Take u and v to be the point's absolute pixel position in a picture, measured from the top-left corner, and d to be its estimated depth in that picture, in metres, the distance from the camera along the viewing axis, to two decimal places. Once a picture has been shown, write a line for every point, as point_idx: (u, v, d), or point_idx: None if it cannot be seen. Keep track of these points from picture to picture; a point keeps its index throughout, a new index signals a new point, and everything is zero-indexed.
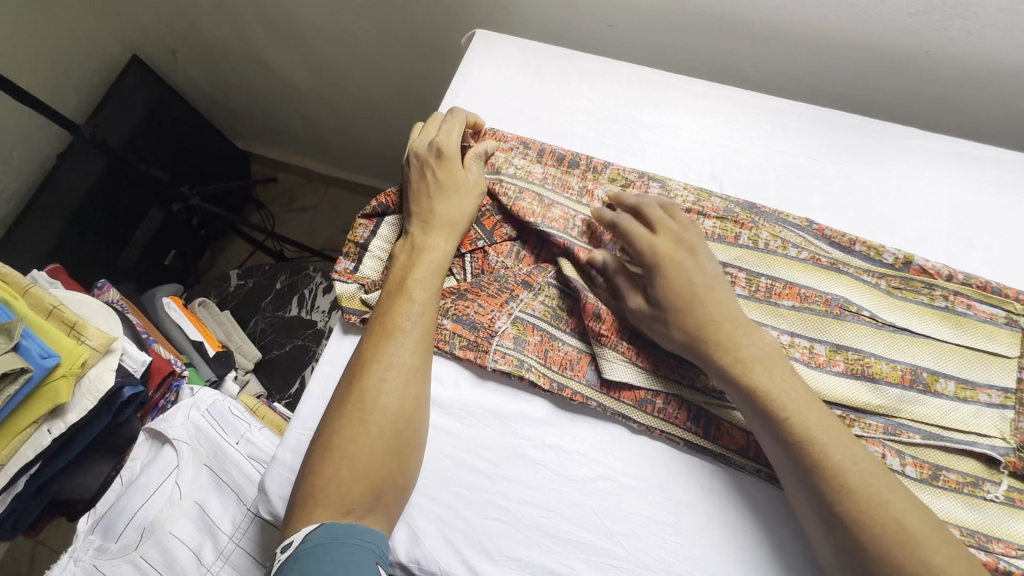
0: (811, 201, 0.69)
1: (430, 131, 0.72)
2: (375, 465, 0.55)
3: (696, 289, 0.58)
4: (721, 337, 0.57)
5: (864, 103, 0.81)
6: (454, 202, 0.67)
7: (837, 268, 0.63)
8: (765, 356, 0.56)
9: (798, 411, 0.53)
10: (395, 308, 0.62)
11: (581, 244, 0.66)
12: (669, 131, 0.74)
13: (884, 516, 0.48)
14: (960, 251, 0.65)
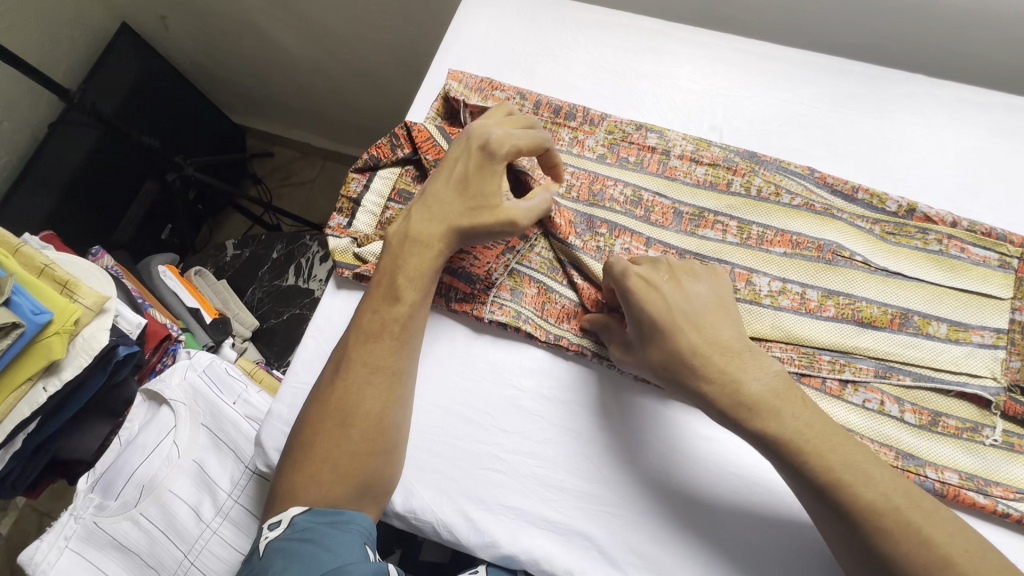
0: (813, 150, 0.68)
1: (498, 126, 0.61)
2: (361, 466, 0.54)
3: (676, 320, 0.52)
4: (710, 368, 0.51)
5: (872, 53, 0.78)
6: (473, 207, 0.59)
7: (831, 214, 0.62)
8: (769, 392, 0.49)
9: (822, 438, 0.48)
10: (377, 306, 0.60)
11: (568, 206, 0.66)
12: (669, 82, 0.73)
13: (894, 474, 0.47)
14: (965, 197, 0.64)
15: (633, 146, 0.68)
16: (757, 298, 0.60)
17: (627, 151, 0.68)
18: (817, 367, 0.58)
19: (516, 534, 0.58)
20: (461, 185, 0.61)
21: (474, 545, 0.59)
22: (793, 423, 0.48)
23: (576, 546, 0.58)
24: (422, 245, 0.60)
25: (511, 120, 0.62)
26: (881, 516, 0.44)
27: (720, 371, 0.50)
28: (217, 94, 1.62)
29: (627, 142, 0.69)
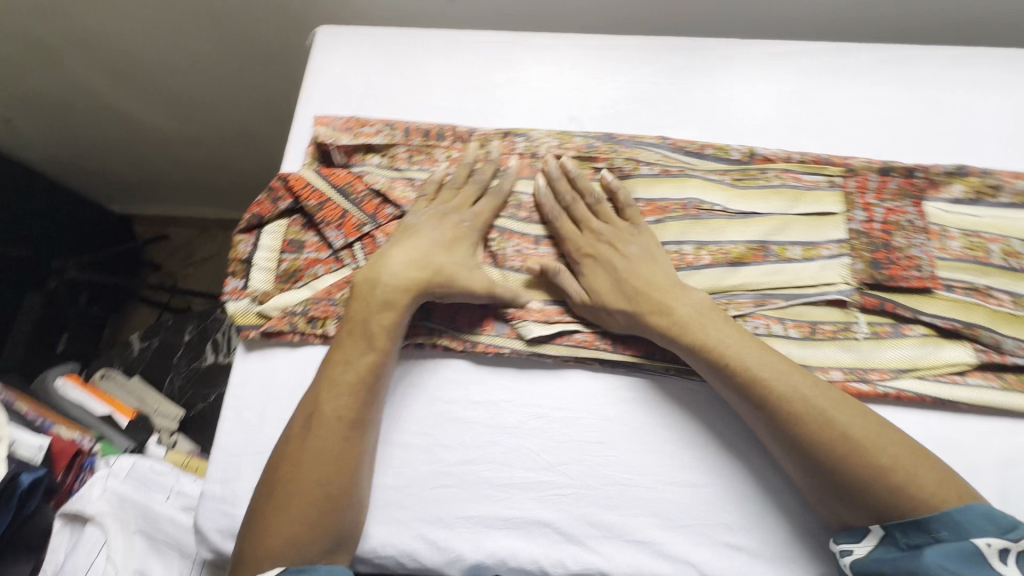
0: (661, 121, 0.75)
1: (447, 200, 0.69)
2: (332, 511, 0.55)
3: (633, 264, 0.64)
4: (651, 304, 0.61)
5: (693, 27, 0.87)
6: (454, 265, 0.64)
7: (685, 174, 0.70)
8: (697, 314, 0.60)
9: (768, 371, 0.56)
10: (348, 359, 0.60)
11: None
12: (524, 86, 0.78)
13: (814, 412, 0.54)
14: (792, 133, 0.73)
15: (504, 154, 0.73)
16: None
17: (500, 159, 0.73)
18: None
19: (479, 540, 0.60)
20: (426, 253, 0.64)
21: (439, 564, 0.60)
22: (717, 334, 0.59)
23: (537, 534, 0.60)
24: (394, 297, 0.61)
25: (468, 196, 0.68)
26: (786, 410, 0.55)
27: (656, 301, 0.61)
28: (90, 186, 1.53)
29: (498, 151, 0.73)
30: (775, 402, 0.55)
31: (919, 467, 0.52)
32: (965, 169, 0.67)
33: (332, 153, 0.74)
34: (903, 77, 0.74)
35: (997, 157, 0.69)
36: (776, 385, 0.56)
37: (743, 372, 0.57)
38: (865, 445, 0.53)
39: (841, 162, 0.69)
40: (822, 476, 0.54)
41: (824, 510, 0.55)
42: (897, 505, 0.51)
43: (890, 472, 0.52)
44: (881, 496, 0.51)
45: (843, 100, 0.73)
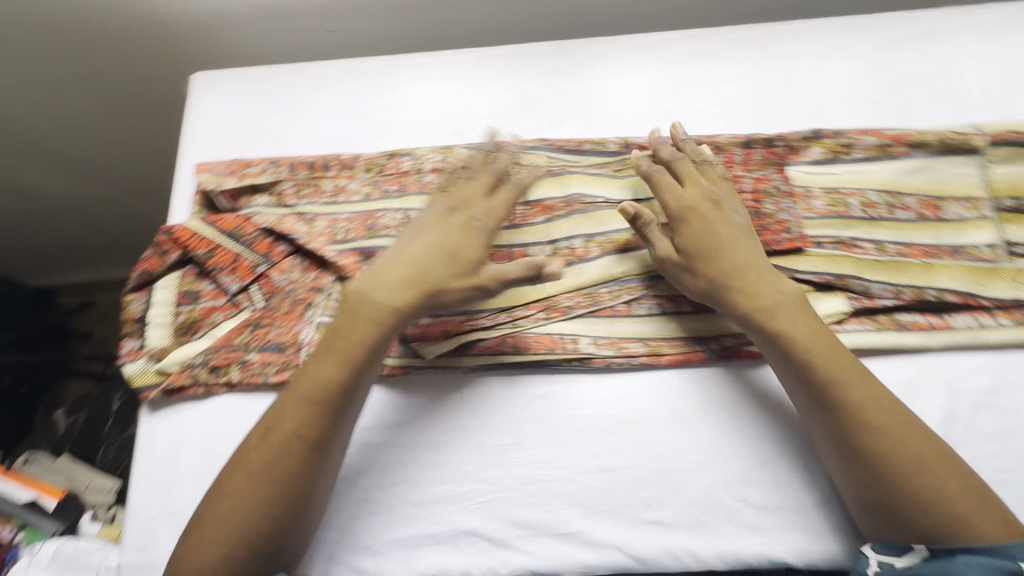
0: (540, 123, 0.77)
1: (460, 193, 0.67)
2: (272, 532, 0.54)
3: (716, 236, 0.64)
4: (732, 268, 0.63)
5: (565, 29, 0.91)
6: (456, 260, 0.63)
7: (566, 173, 0.72)
8: (789, 302, 0.61)
9: (841, 372, 0.58)
10: (315, 378, 0.58)
11: (342, 251, 0.70)
12: (404, 106, 0.79)
13: (892, 420, 0.56)
14: (663, 119, 0.76)
15: (391, 176, 0.74)
16: None
17: (388, 181, 0.74)
18: (602, 300, 0.67)
19: (409, 561, 0.60)
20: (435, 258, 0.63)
21: None
22: (792, 325, 0.60)
23: (466, 545, 0.60)
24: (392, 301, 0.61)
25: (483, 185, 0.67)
26: (861, 411, 0.56)
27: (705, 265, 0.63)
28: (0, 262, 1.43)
29: (385, 174, 0.74)
30: (846, 403, 0.56)
31: (976, 495, 0.53)
32: (819, 132, 0.72)
33: (218, 199, 0.73)
34: (759, 54, 0.78)
35: (849, 117, 0.75)
36: (853, 387, 0.57)
37: (817, 366, 0.58)
38: (930, 454, 0.54)
39: (708, 140, 0.73)
40: (881, 476, 0.54)
41: (868, 521, 0.56)
42: (947, 521, 0.52)
43: (948, 488, 0.53)
44: (935, 511, 0.53)
45: (706, 81, 0.78)
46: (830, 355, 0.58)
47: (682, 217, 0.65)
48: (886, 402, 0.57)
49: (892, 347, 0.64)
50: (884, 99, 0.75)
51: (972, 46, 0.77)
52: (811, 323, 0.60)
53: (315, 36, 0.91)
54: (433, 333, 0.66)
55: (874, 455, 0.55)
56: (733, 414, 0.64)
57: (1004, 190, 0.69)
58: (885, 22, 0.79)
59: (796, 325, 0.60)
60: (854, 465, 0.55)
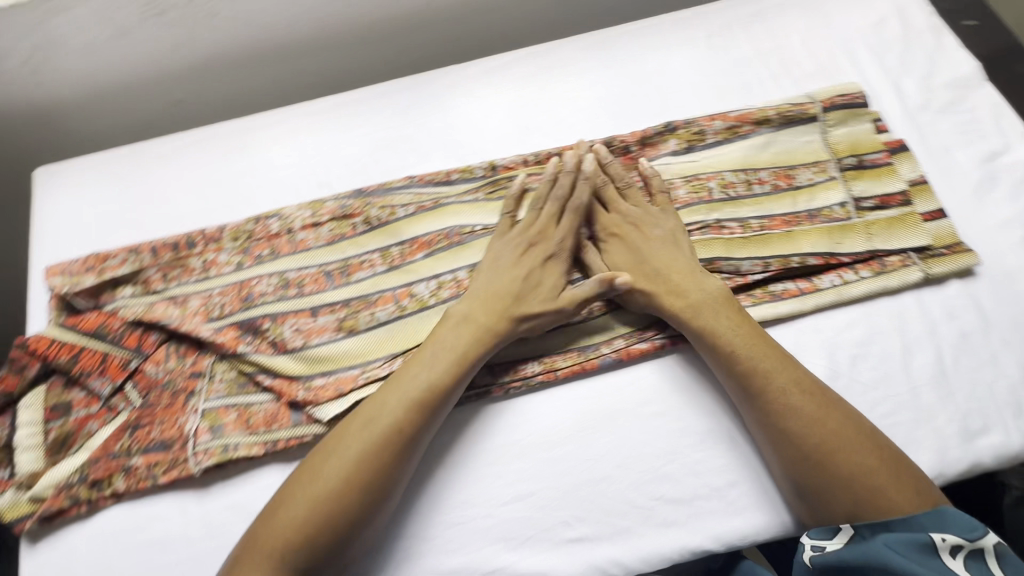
0: (407, 160, 0.76)
1: (536, 199, 0.70)
2: None
3: (643, 254, 0.67)
4: (666, 281, 0.65)
5: (423, 61, 0.91)
6: (454, 328, 0.63)
7: (441, 206, 0.72)
8: (711, 300, 0.64)
9: (765, 361, 0.61)
10: (378, 410, 0.59)
11: (217, 329, 0.66)
12: (266, 167, 0.77)
13: (816, 401, 0.59)
14: (525, 136, 0.77)
15: (261, 240, 0.71)
16: (425, 303, 0.68)
17: (259, 247, 0.71)
18: None
19: None
20: (502, 290, 0.65)
21: None
22: (727, 326, 0.62)
23: None
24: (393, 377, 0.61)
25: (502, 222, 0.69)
26: (789, 397, 0.59)
27: (643, 282, 0.66)
28: None
29: (255, 239, 0.72)
30: (775, 392, 0.59)
31: (895, 469, 0.56)
32: (672, 124, 0.75)
33: (76, 299, 0.68)
34: (606, 58, 0.81)
35: (698, 106, 0.78)
36: (778, 376, 0.60)
37: (744, 358, 0.61)
38: (852, 432, 0.57)
39: (570, 151, 0.74)
40: (807, 457, 0.57)
41: (800, 504, 0.58)
42: (867, 494, 0.55)
43: (870, 464, 0.56)
44: (855, 487, 0.55)
45: (560, 93, 0.79)
46: (758, 347, 0.61)
47: (612, 241, 0.69)
48: (809, 386, 0.60)
49: (770, 317, 0.66)
50: (727, 83, 0.79)
51: (795, 22, 0.82)
52: (739, 318, 0.63)
53: (167, 108, 0.87)
54: (327, 393, 0.63)
55: (800, 437, 0.58)
56: (635, 412, 0.64)
57: (845, 150, 0.74)
58: (715, 12, 0.84)
59: (729, 331, 0.62)
60: (784, 448, 0.58)
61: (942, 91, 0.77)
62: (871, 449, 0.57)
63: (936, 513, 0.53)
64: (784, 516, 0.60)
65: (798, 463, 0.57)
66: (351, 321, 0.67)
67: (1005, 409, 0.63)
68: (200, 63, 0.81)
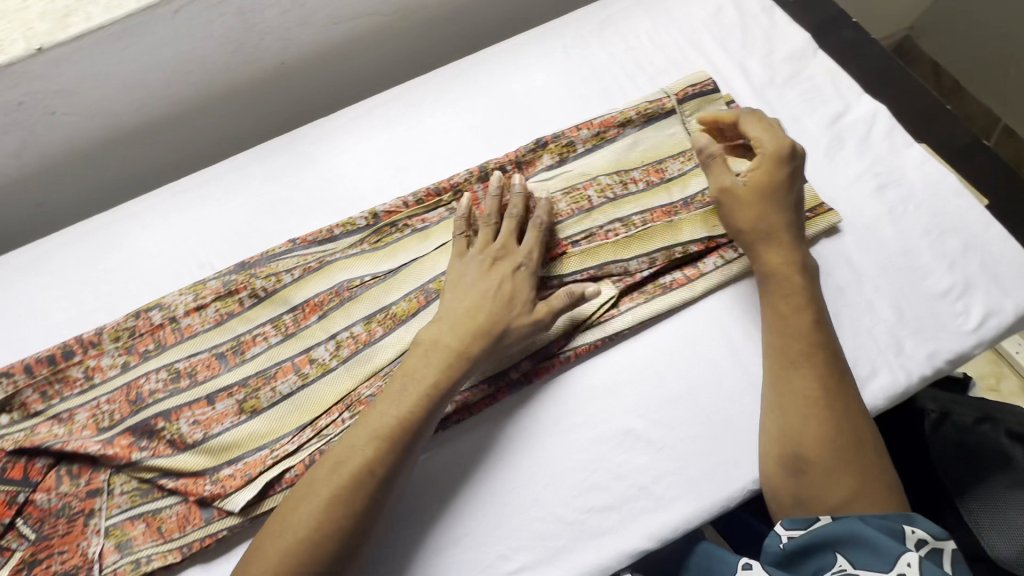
0: (287, 223, 0.75)
1: (490, 211, 0.69)
2: None
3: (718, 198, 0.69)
4: (759, 217, 0.66)
5: (294, 117, 0.90)
6: (478, 334, 0.62)
7: (326, 264, 0.71)
8: (784, 261, 0.65)
9: (821, 331, 0.63)
10: (349, 451, 0.57)
11: (107, 441, 0.62)
12: (140, 257, 0.74)
13: (849, 390, 0.61)
14: (403, 177, 0.77)
15: (144, 335, 0.68)
16: (327, 366, 0.66)
17: (143, 343, 0.68)
18: None
19: None
20: (486, 301, 0.63)
21: None
22: (798, 279, 0.65)
23: None
24: (424, 403, 0.59)
25: (460, 244, 0.68)
26: (836, 377, 0.61)
27: (747, 202, 0.67)
28: None
29: (138, 335, 0.68)
30: (830, 360, 0.62)
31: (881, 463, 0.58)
32: (542, 140, 0.77)
33: None
34: (470, 85, 0.82)
35: (564, 118, 0.80)
36: (827, 350, 0.62)
37: (801, 317, 0.63)
38: (858, 418, 0.60)
39: (447, 184, 0.74)
40: (820, 431, 0.59)
41: (787, 479, 0.60)
42: (858, 480, 0.57)
43: (869, 450, 0.58)
44: (857, 466, 0.57)
45: (431, 128, 0.80)
46: (819, 316, 0.64)
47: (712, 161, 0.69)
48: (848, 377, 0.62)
49: (665, 311, 0.68)
50: (587, 91, 0.82)
51: (642, 22, 0.86)
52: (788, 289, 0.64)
53: (28, 212, 0.82)
54: (236, 481, 0.60)
55: (820, 412, 0.59)
56: (553, 430, 0.64)
57: None
58: (566, 24, 0.87)
59: (793, 281, 0.65)
60: (800, 417, 0.60)
61: (783, 64, 0.82)
62: (872, 438, 0.59)
63: (905, 512, 0.54)
64: (709, 499, 0.62)
65: (825, 430, 0.59)
66: (253, 400, 0.65)
67: (887, 350, 0.67)
68: (51, 161, 0.77)
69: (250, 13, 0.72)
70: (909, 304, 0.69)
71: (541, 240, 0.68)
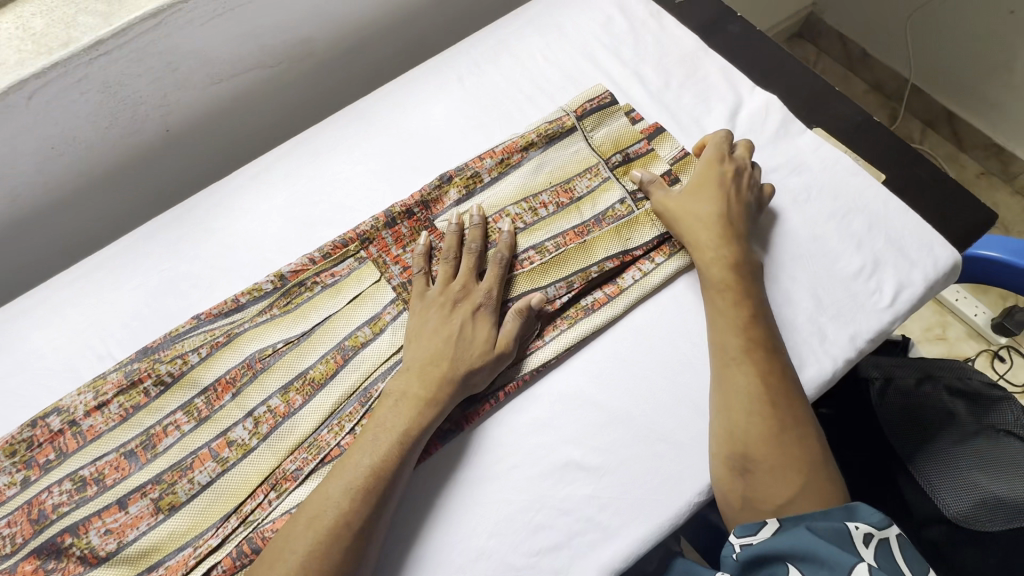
0: (190, 298, 0.71)
1: (450, 248, 0.69)
2: None
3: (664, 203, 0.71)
4: (699, 222, 0.69)
5: (193, 181, 0.86)
6: (443, 382, 0.62)
7: (235, 337, 0.67)
8: (729, 260, 0.67)
9: (766, 322, 0.64)
10: (323, 503, 0.56)
11: (13, 568, 0.58)
12: (33, 358, 0.68)
13: (791, 382, 0.61)
14: (309, 233, 0.74)
15: (43, 445, 0.63)
16: (247, 446, 0.63)
17: (42, 454, 0.63)
18: (328, 442, 0.63)
19: None
20: (445, 350, 0.63)
21: None
22: (744, 274, 0.66)
23: None
24: (391, 456, 0.58)
25: (419, 284, 0.68)
26: (777, 371, 0.61)
27: (685, 214, 0.70)
28: None
29: (35, 447, 0.63)
30: (774, 353, 0.62)
31: (822, 456, 0.58)
32: (447, 175, 0.75)
33: None
34: (368, 127, 0.80)
35: (467, 149, 0.79)
36: (770, 343, 0.63)
37: (748, 309, 0.64)
38: (799, 410, 0.60)
39: (352, 234, 0.72)
40: (765, 428, 0.59)
41: (736, 480, 0.59)
42: (803, 475, 0.57)
43: (811, 443, 0.58)
44: (801, 461, 0.57)
45: (331, 177, 0.77)
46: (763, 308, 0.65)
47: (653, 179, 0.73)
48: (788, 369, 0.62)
49: (588, 333, 0.67)
50: (488, 118, 0.81)
51: (533, 42, 0.86)
52: (725, 284, 0.66)
53: None
54: None
55: (765, 408, 0.59)
56: (492, 474, 0.62)
57: (611, 149, 0.77)
58: (460, 53, 0.85)
59: (740, 277, 0.66)
60: (746, 414, 0.59)
61: (676, 67, 0.83)
62: (814, 433, 0.59)
63: (847, 507, 0.55)
64: (660, 520, 0.60)
65: (767, 428, 0.59)
66: (170, 496, 0.60)
67: (811, 339, 0.67)
68: None
69: (117, 84, 0.69)
70: (825, 289, 0.69)
71: (499, 273, 0.68)
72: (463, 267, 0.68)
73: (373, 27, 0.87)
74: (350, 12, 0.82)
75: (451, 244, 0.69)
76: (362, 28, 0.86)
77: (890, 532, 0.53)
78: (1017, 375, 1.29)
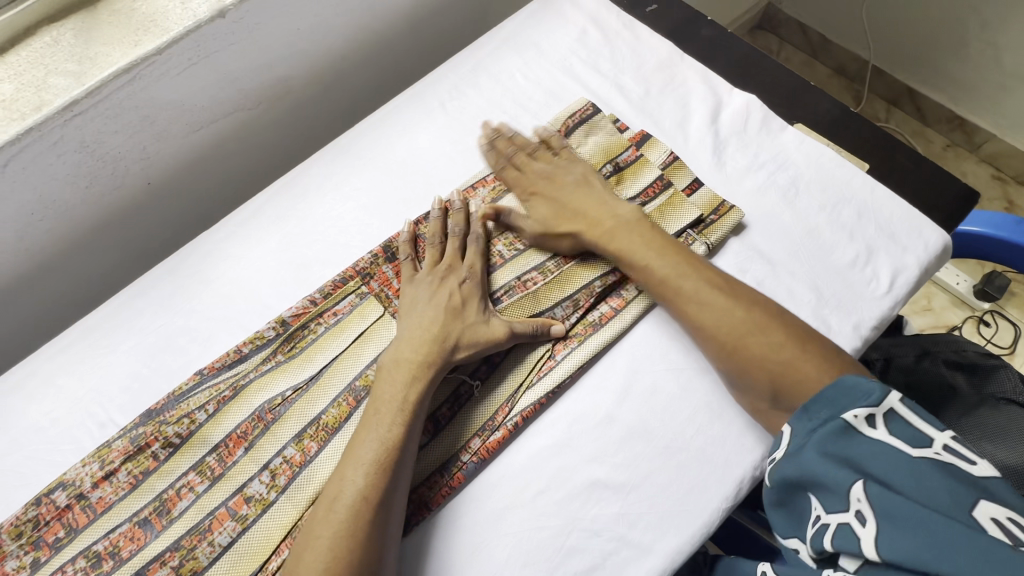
0: (190, 353, 0.69)
1: (433, 231, 0.72)
2: None
3: (561, 201, 0.73)
4: (581, 228, 0.70)
5: (180, 233, 0.84)
6: (438, 347, 0.64)
7: (242, 389, 0.66)
8: (623, 228, 0.69)
9: (675, 273, 0.65)
10: (341, 484, 0.56)
11: None
12: (30, 433, 0.66)
13: (735, 316, 0.62)
14: (306, 274, 0.73)
15: (50, 523, 0.61)
16: (266, 501, 0.61)
17: (50, 532, 0.60)
18: None
19: None
20: (438, 317, 0.65)
21: None
22: (640, 246, 0.68)
23: None
24: (397, 426, 0.59)
25: (409, 269, 0.70)
26: (706, 309, 0.63)
27: (563, 223, 0.71)
28: None
29: (42, 525, 0.61)
30: (696, 298, 0.64)
31: (803, 336, 0.60)
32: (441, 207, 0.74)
33: None
34: (353, 161, 0.79)
35: (457, 174, 0.78)
36: (690, 291, 0.64)
37: (658, 265, 0.66)
38: (760, 314, 0.62)
39: (352, 271, 0.71)
40: (740, 369, 0.61)
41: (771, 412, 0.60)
42: (794, 383, 0.58)
43: (779, 352, 0.59)
44: (786, 378, 0.58)
45: (322, 215, 0.76)
46: (672, 257, 0.67)
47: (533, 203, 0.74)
48: (714, 302, 0.63)
49: (599, 348, 0.67)
50: (475, 142, 0.81)
51: (511, 61, 0.86)
52: (632, 262, 0.67)
53: None
54: None
55: (727, 350, 0.62)
56: (520, 502, 0.62)
57: (600, 162, 0.77)
58: (439, 79, 0.85)
59: (638, 251, 0.67)
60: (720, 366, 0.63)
61: (654, 75, 0.84)
62: (783, 342, 0.60)
63: (838, 388, 0.53)
64: (691, 532, 0.60)
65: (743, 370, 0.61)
66: (191, 562, 0.58)
67: None
68: None
69: (95, 142, 0.68)
70: (824, 282, 0.71)
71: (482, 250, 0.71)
72: (447, 246, 0.71)
73: (349, 60, 0.86)
74: (324, 47, 0.82)
75: (433, 228, 0.72)
76: (338, 62, 0.85)
77: (892, 401, 0.50)
78: (1004, 338, 1.33)
